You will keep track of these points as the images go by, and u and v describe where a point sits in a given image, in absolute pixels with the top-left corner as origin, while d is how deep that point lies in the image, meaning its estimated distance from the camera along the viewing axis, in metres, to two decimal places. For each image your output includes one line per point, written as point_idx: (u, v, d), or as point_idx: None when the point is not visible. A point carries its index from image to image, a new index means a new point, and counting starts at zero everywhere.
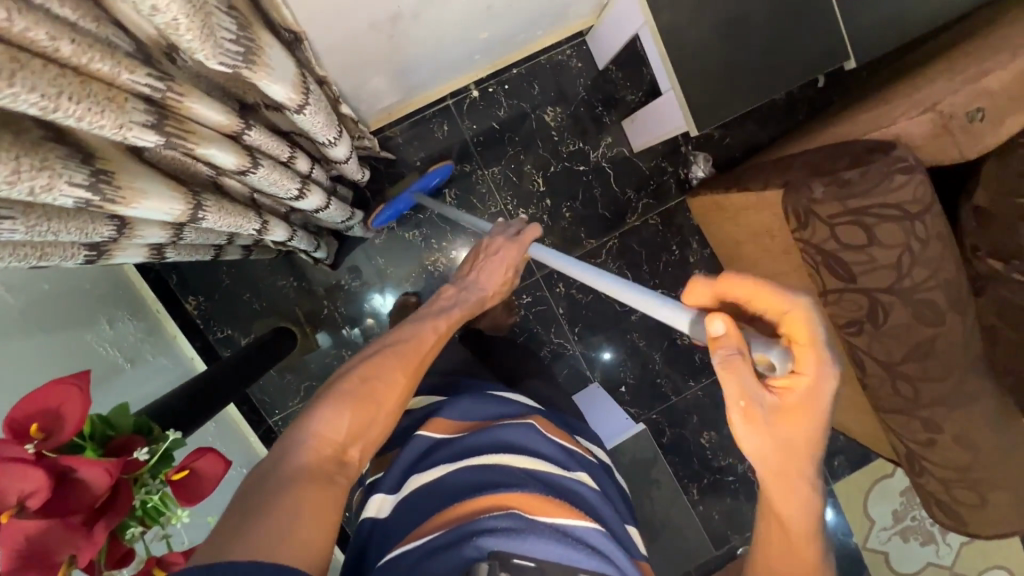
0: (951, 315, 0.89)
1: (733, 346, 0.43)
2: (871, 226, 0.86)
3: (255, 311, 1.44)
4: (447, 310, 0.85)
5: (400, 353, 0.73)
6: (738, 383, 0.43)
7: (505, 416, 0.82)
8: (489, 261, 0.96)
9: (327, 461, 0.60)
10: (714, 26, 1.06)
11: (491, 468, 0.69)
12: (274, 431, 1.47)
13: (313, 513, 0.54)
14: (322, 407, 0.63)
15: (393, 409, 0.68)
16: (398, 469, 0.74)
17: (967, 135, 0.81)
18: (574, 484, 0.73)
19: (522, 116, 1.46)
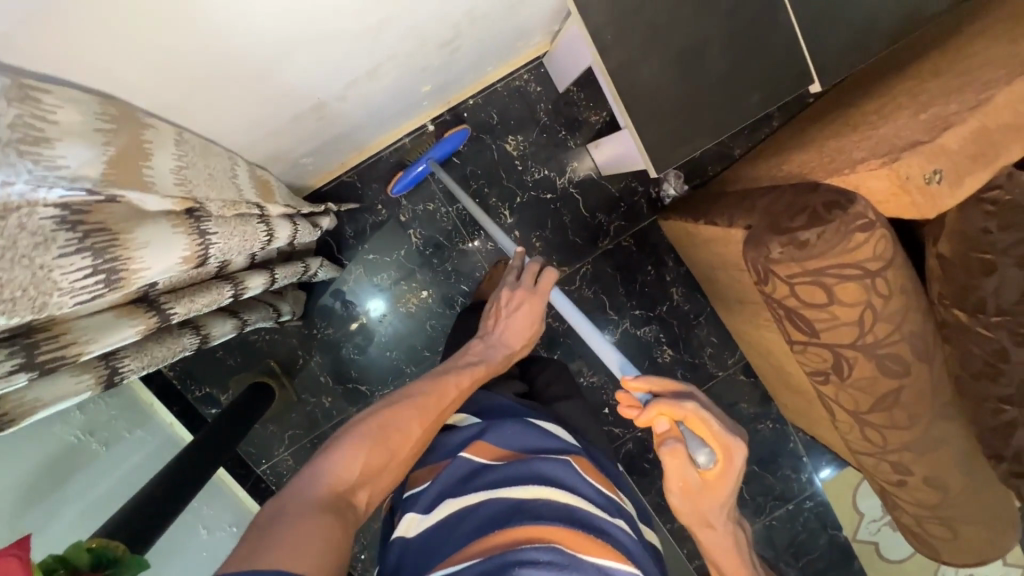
0: (917, 366, 0.87)
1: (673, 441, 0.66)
2: (830, 286, 0.83)
3: (231, 366, 1.44)
4: (472, 365, 0.87)
5: (423, 398, 0.79)
6: (679, 465, 0.66)
7: (548, 449, 0.78)
8: (510, 316, 0.94)
9: (338, 499, 0.64)
10: (667, 64, 1.01)
11: (531, 500, 0.67)
12: (264, 480, 1.49)
13: (326, 542, 0.57)
14: (343, 444, 0.69)
15: (404, 456, 0.73)
16: (436, 487, 0.74)
17: (924, 195, 0.78)
18: (615, 530, 0.70)
19: (483, 147, 1.41)
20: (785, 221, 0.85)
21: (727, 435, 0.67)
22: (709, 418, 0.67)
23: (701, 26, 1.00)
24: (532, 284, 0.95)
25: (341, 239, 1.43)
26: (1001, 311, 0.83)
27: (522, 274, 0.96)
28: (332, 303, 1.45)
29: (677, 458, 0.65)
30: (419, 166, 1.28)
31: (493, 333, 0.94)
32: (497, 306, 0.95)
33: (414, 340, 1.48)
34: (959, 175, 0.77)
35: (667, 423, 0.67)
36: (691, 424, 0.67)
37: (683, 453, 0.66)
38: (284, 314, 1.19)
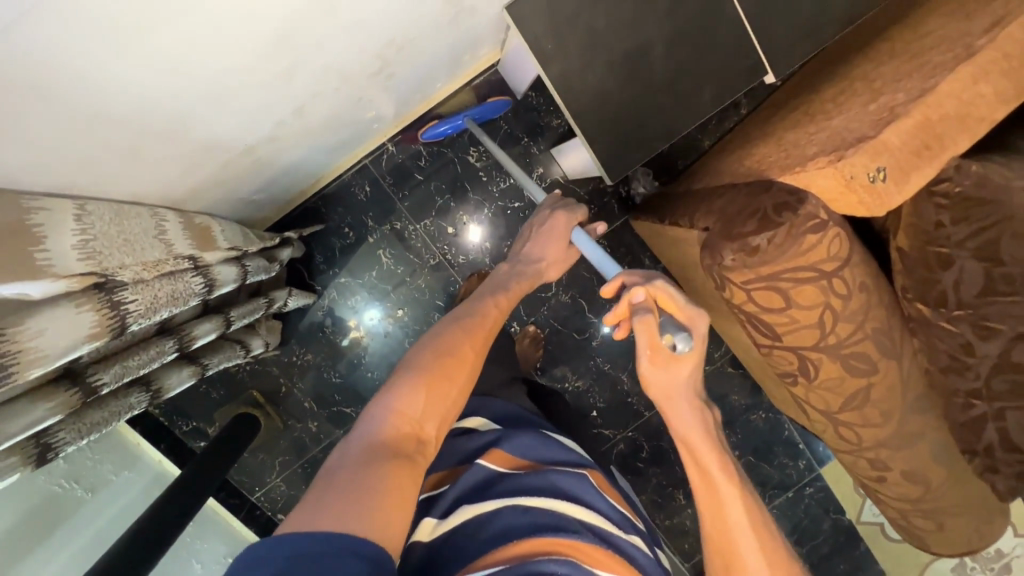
0: (884, 363, 0.84)
1: (645, 309, 0.66)
2: (787, 290, 0.80)
3: (215, 399, 1.45)
4: (504, 286, 0.90)
5: (468, 327, 0.78)
6: (648, 332, 0.64)
7: (560, 462, 0.78)
8: (543, 231, 0.99)
9: (406, 438, 0.62)
10: (612, 67, 0.98)
11: (545, 512, 0.65)
12: (259, 507, 1.51)
13: (400, 489, 0.56)
14: (400, 383, 0.67)
15: (462, 384, 0.71)
16: (455, 491, 0.70)
17: (870, 194, 0.75)
18: (630, 546, 0.68)
19: (445, 161, 1.40)
20: (736, 226, 0.82)
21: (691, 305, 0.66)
22: (675, 294, 0.67)
23: (643, 26, 0.97)
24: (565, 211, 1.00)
25: (311, 265, 1.42)
26: (962, 304, 0.79)
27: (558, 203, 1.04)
28: (311, 329, 1.46)
29: (648, 325, 0.64)
30: (449, 124, 1.20)
31: (522, 254, 0.98)
32: (530, 229, 1.01)
33: (395, 358, 1.47)
34: (903, 172, 0.73)
35: (644, 294, 0.67)
36: (659, 298, 0.68)
37: (653, 320, 0.65)
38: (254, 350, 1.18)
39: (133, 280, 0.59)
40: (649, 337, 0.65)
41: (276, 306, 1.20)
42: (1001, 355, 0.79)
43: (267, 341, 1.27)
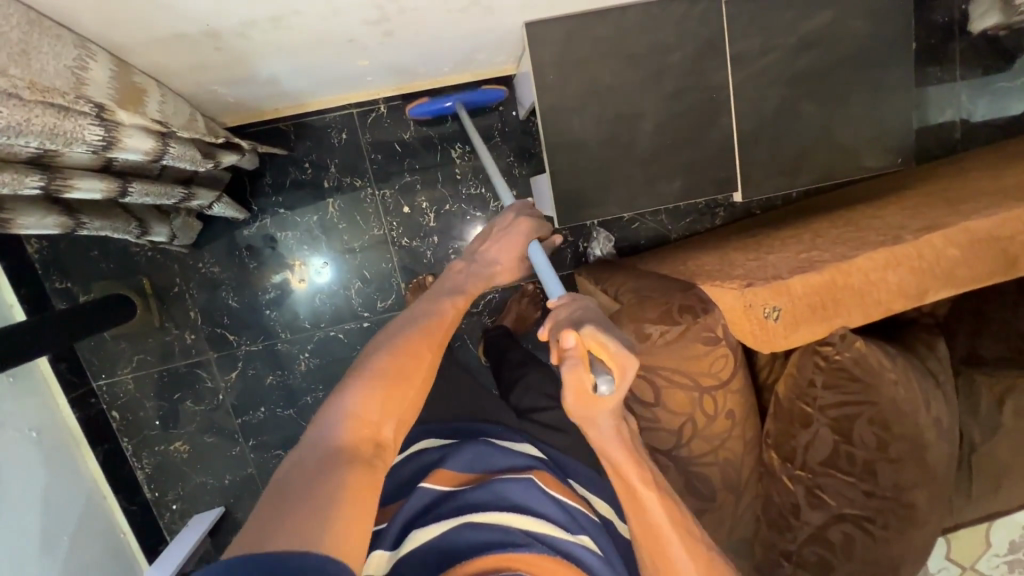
0: (724, 495, 0.84)
1: (575, 357, 0.56)
2: (660, 387, 0.81)
3: (101, 269, 1.36)
4: (462, 284, 0.89)
5: (429, 329, 0.77)
6: (575, 378, 0.56)
7: (506, 469, 0.83)
8: (504, 236, 0.97)
9: (365, 441, 0.61)
10: (600, 121, 1.00)
11: (491, 527, 0.71)
12: (95, 396, 1.41)
13: (359, 496, 0.55)
14: (354, 388, 0.66)
15: (418, 388, 0.71)
16: (398, 523, 0.72)
17: (761, 329, 0.73)
18: (575, 547, 0.74)
19: (428, 144, 1.39)
20: (640, 311, 0.83)
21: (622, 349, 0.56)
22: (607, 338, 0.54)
23: (641, 100, 1.00)
24: (516, 225, 0.97)
25: (256, 183, 1.37)
26: (805, 467, 0.80)
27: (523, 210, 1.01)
28: (229, 244, 1.39)
29: (577, 377, 0.56)
30: (444, 99, 1.22)
31: (485, 253, 0.96)
32: (491, 229, 0.99)
33: (301, 306, 1.43)
34: (795, 320, 0.72)
35: (572, 338, 0.55)
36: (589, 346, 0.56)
37: (582, 370, 0.55)
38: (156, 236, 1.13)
39: (6, 90, 0.55)
40: (576, 384, 0.56)
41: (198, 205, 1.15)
42: (822, 523, 0.80)
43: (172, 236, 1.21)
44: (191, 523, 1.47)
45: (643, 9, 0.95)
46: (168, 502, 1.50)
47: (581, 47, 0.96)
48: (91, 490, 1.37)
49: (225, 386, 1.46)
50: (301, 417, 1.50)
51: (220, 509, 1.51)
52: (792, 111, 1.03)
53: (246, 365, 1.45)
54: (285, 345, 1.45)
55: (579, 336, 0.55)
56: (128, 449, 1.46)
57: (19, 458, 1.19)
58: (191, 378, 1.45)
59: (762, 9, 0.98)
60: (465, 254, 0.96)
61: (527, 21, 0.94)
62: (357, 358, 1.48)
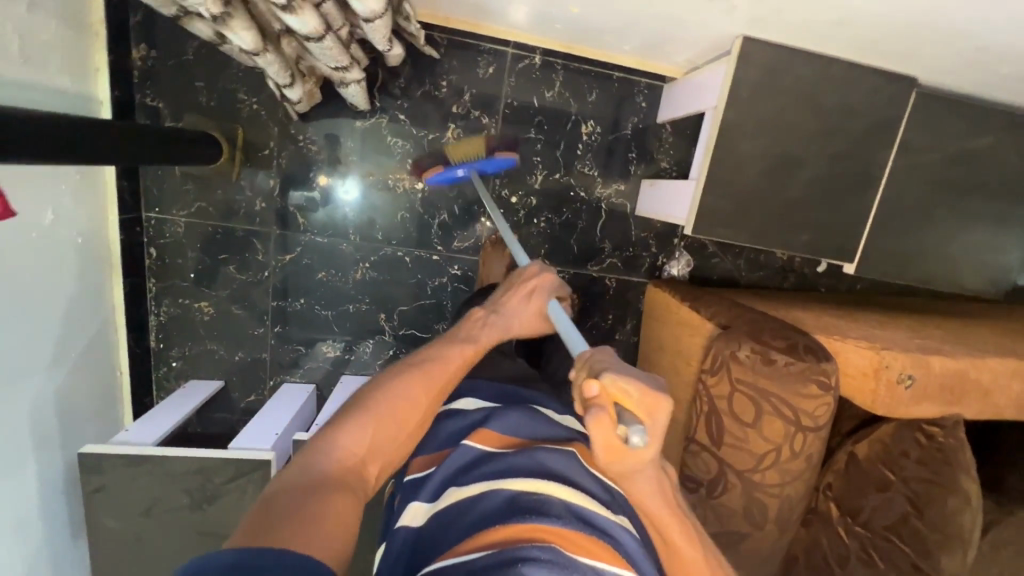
0: (771, 527, 0.90)
1: (600, 404, 0.56)
2: (764, 411, 0.85)
3: (198, 103, 1.29)
4: (473, 336, 0.93)
5: (426, 372, 0.84)
6: (603, 435, 0.56)
7: (551, 439, 0.78)
8: (520, 289, 0.99)
9: (350, 472, 0.67)
10: (768, 153, 1.04)
11: (529, 494, 0.65)
12: (140, 225, 1.33)
13: (344, 511, 0.60)
14: (348, 425, 0.72)
15: (410, 427, 0.78)
16: (443, 474, 0.73)
17: (891, 389, 0.81)
18: (619, 529, 0.67)
19: (564, 111, 1.38)
20: (766, 336, 0.88)
21: (643, 388, 0.56)
22: (625, 383, 0.56)
23: (810, 149, 1.04)
24: (529, 288, 0.99)
25: (389, 79, 1.32)
26: (866, 525, 0.88)
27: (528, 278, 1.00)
28: (336, 128, 1.34)
29: (601, 427, 0.55)
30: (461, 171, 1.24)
31: (501, 310, 0.98)
32: (513, 282, 1.01)
33: (377, 216, 1.40)
34: (923, 391, 0.81)
35: (595, 388, 0.56)
36: (612, 394, 0.57)
37: (605, 421, 0.56)
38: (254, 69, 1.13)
39: None
40: (606, 438, 0.56)
41: (333, 77, 1.13)
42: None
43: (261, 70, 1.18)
44: (187, 386, 1.42)
45: (847, 68, 1.00)
46: (169, 357, 1.44)
47: (782, 79, 1.00)
48: (108, 319, 1.29)
49: (274, 265, 1.41)
50: (336, 322, 1.47)
51: (218, 383, 1.46)
52: (927, 210, 1.10)
53: (303, 252, 1.41)
54: (349, 247, 1.42)
55: (601, 385, 0.57)
56: (150, 291, 1.39)
57: (60, 258, 1.11)
58: (242, 245, 1.39)
59: (942, 112, 1.04)
60: (487, 304, 0.99)
61: (746, 35, 0.98)
62: (412, 286, 1.46)
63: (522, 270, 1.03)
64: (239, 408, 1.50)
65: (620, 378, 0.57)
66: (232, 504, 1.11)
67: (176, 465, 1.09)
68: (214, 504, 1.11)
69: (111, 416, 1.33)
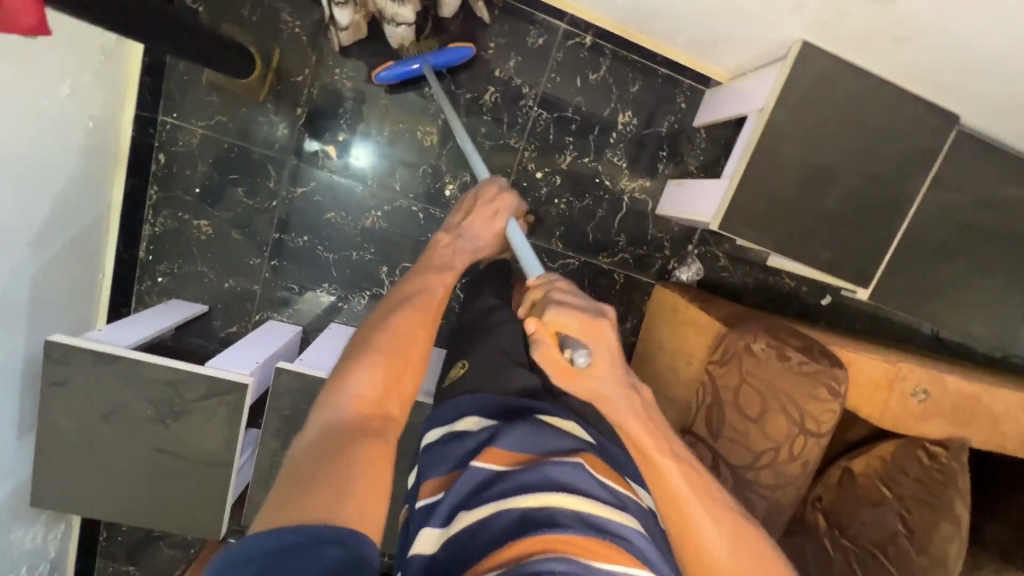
0: (756, 533, 0.87)
1: (542, 337, 0.62)
2: (769, 408, 0.84)
3: (239, 14, 1.26)
4: (444, 262, 0.92)
5: (417, 306, 0.82)
6: (550, 360, 0.63)
7: (558, 450, 0.71)
8: (478, 209, 0.97)
9: (371, 417, 0.68)
10: (805, 162, 1.04)
11: (539, 512, 0.59)
12: (154, 128, 1.28)
13: (373, 461, 0.61)
14: (358, 371, 0.72)
15: (419, 360, 0.77)
16: (450, 499, 0.66)
17: (906, 398, 0.94)
18: (633, 534, 0.61)
19: (604, 97, 1.38)
20: (782, 334, 0.88)
21: (580, 316, 0.61)
22: (565, 315, 0.61)
23: (847, 168, 1.04)
24: (490, 209, 0.97)
25: (438, 30, 1.30)
26: (855, 539, 0.97)
27: (486, 196, 0.99)
28: (375, 69, 1.32)
29: (548, 356, 0.62)
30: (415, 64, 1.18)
31: (466, 231, 0.96)
32: (468, 203, 0.99)
33: (399, 165, 1.37)
34: (935, 405, 0.94)
35: (534, 324, 0.61)
36: (554, 326, 0.61)
37: (551, 350, 0.62)
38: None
39: None
40: (553, 363, 0.63)
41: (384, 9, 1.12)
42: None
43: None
44: (168, 304, 1.35)
45: (896, 93, 1.01)
46: (155, 270, 1.37)
47: (831, 92, 1.01)
48: (101, 215, 1.23)
49: (284, 196, 1.36)
50: (335, 266, 1.42)
51: (202, 308, 1.39)
52: (947, 251, 1.11)
53: (317, 188, 1.37)
54: (364, 192, 1.38)
55: (540, 323, 0.62)
56: (150, 198, 1.33)
57: (67, 136, 1.06)
58: (255, 169, 1.34)
59: (977, 154, 1.06)
60: (449, 228, 0.97)
61: (804, 41, 0.99)
62: (420, 244, 1.42)
63: (481, 189, 0.99)
64: (217, 338, 1.43)
65: (558, 310, 0.61)
66: (198, 425, 1.05)
67: (147, 372, 1.03)
68: (179, 421, 1.05)
69: (83, 316, 1.26)
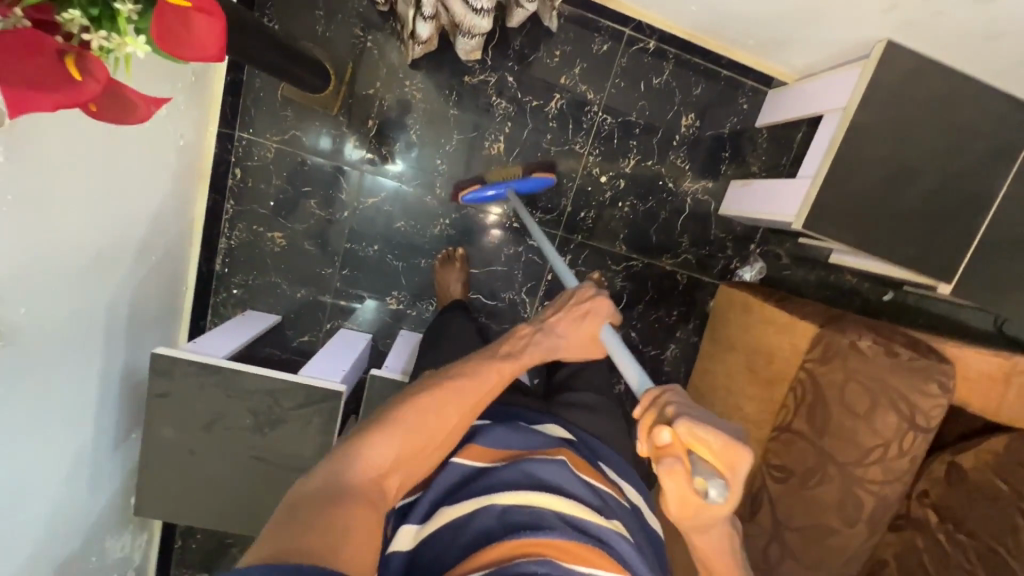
0: (861, 527, 0.92)
1: (674, 454, 0.52)
2: (877, 404, 0.87)
3: (315, 34, 1.29)
4: (517, 352, 0.86)
5: (462, 386, 0.78)
6: (677, 487, 0.53)
7: (537, 449, 0.75)
8: (575, 312, 0.91)
9: (374, 486, 0.65)
10: (890, 159, 1.05)
11: (521, 511, 0.63)
12: (231, 143, 1.32)
13: (357, 533, 0.58)
14: (380, 433, 0.70)
15: (441, 445, 0.74)
16: (430, 498, 0.69)
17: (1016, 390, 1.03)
18: (607, 531, 0.65)
19: (668, 100, 1.39)
20: (886, 332, 0.91)
21: (723, 436, 0.52)
22: (705, 433, 0.52)
23: (929, 165, 1.05)
24: (578, 308, 0.91)
25: (505, 40, 1.33)
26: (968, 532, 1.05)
27: (576, 296, 0.92)
28: (444, 81, 1.34)
29: (676, 477, 0.52)
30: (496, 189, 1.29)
31: (554, 328, 0.90)
32: (561, 302, 0.93)
33: (465, 172, 1.40)
34: None
35: (669, 434, 0.53)
36: (688, 443, 0.53)
37: (679, 471, 0.52)
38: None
39: None
40: (679, 492, 0.53)
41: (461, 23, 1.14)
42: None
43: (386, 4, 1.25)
44: (244, 315, 1.38)
45: (981, 88, 1.01)
46: (231, 282, 1.41)
47: (914, 89, 1.02)
48: (186, 229, 1.27)
49: (355, 207, 1.39)
50: (404, 274, 1.45)
51: (276, 317, 1.42)
52: None
53: (386, 198, 1.39)
54: (433, 201, 1.40)
55: (676, 435, 0.53)
56: (227, 212, 1.37)
57: (159, 158, 1.09)
58: (328, 181, 1.37)
59: None
60: (533, 321, 0.91)
61: (889, 40, 1.00)
62: (486, 250, 1.45)
63: (576, 290, 0.94)
64: (290, 348, 1.46)
65: (695, 425, 0.52)
66: (294, 432, 1.08)
67: (246, 382, 1.06)
68: (275, 429, 1.07)
69: (170, 328, 1.30)
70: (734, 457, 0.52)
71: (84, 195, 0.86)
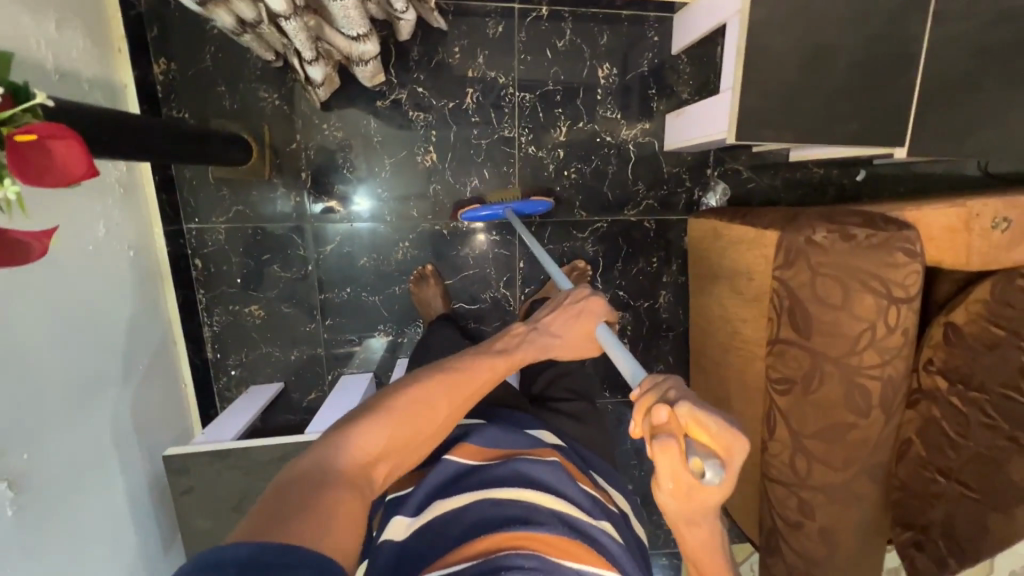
0: (875, 413, 0.92)
1: (671, 431, 0.46)
2: (851, 289, 0.87)
3: (224, 110, 1.31)
4: (509, 348, 0.83)
5: (456, 378, 0.75)
6: (670, 467, 0.45)
7: (528, 451, 0.78)
8: (569, 310, 0.90)
9: (361, 473, 0.60)
10: (802, 45, 1.02)
11: (516, 505, 0.66)
12: (183, 236, 1.36)
13: (341, 515, 0.53)
14: (370, 419, 0.66)
15: (430, 435, 0.70)
16: (425, 488, 0.70)
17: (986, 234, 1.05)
18: (599, 532, 0.67)
19: (579, 58, 1.38)
20: (840, 218, 0.91)
21: (726, 428, 0.47)
22: (706, 417, 0.47)
23: (843, 36, 1.02)
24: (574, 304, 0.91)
25: (402, 54, 1.33)
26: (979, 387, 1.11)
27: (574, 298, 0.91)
28: (358, 112, 1.35)
29: (670, 456, 0.45)
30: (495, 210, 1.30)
31: (549, 326, 0.89)
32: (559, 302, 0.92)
33: (408, 192, 1.41)
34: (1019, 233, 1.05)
35: (668, 413, 0.47)
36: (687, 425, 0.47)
37: (676, 449, 0.45)
38: (269, 56, 1.22)
39: None
40: (667, 475, 0.46)
41: (350, 55, 1.15)
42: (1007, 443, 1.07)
43: (278, 59, 1.25)
44: (248, 392, 1.42)
45: None
46: (227, 365, 1.45)
47: None
48: (166, 329, 1.30)
49: (317, 258, 1.42)
50: (385, 306, 1.47)
51: (279, 385, 1.46)
52: (973, 80, 1.06)
53: (342, 240, 1.41)
54: (387, 229, 1.42)
55: (672, 413, 0.47)
56: (200, 302, 1.40)
57: (115, 272, 1.12)
58: (284, 243, 1.40)
59: None
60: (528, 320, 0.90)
61: None
62: (454, 258, 1.46)
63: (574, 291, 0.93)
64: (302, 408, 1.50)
65: (698, 410, 0.47)
66: None
67: (259, 454, 1.09)
68: None
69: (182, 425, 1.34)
70: (736, 446, 0.46)
71: (51, 334, 0.90)
